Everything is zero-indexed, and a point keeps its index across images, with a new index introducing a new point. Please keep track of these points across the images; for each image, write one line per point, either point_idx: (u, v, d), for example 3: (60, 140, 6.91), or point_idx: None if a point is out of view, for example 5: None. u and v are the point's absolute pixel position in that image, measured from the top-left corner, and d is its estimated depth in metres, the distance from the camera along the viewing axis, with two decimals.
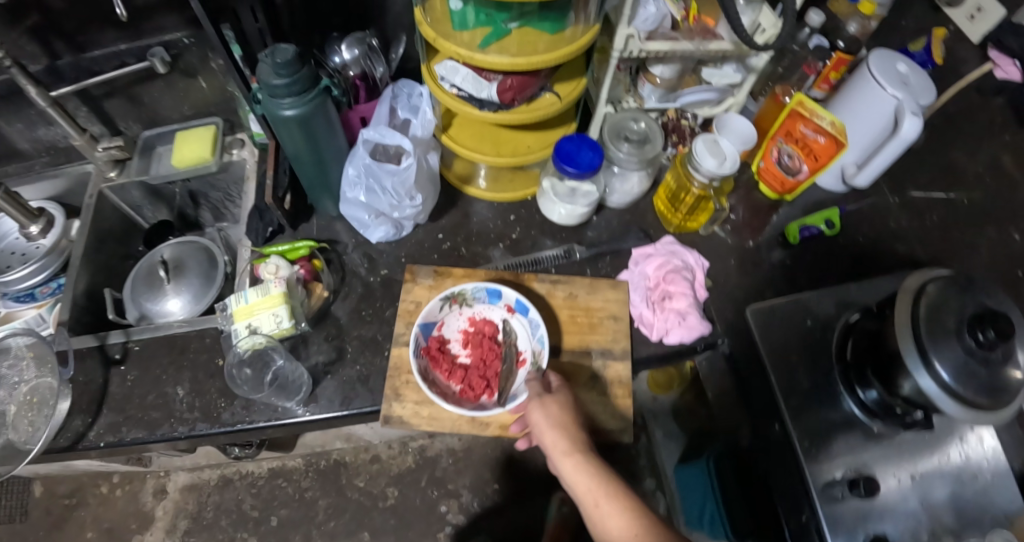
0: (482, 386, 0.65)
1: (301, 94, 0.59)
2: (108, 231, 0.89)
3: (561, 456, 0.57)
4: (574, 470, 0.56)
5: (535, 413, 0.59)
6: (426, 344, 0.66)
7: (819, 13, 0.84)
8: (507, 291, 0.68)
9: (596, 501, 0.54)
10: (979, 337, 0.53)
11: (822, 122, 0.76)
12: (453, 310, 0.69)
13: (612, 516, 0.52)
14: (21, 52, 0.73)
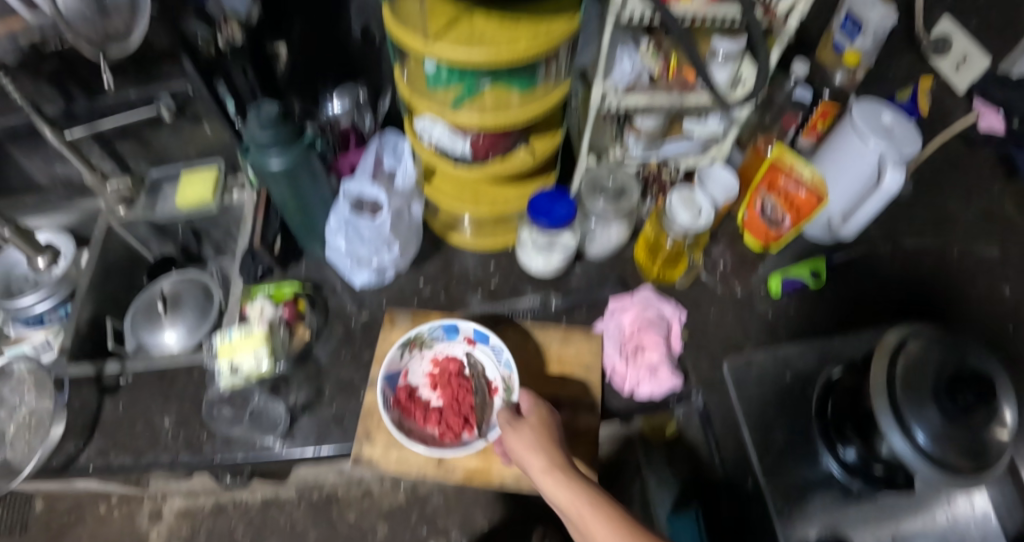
0: (460, 425, 0.67)
1: (286, 146, 0.64)
2: (114, 263, 0.93)
3: (540, 473, 0.55)
4: (556, 485, 0.54)
5: (512, 436, 0.59)
6: (394, 394, 0.68)
7: (805, 65, 0.84)
8: (464, 323, 0.71)
9: (581, 514, 0.51)
10: (957, 401, 0.52)
11: (803, 175, 0.78)
12: (414, 355, 0.71)
13: (596, 527, 0.49)
14: (40, 96, 0.79)
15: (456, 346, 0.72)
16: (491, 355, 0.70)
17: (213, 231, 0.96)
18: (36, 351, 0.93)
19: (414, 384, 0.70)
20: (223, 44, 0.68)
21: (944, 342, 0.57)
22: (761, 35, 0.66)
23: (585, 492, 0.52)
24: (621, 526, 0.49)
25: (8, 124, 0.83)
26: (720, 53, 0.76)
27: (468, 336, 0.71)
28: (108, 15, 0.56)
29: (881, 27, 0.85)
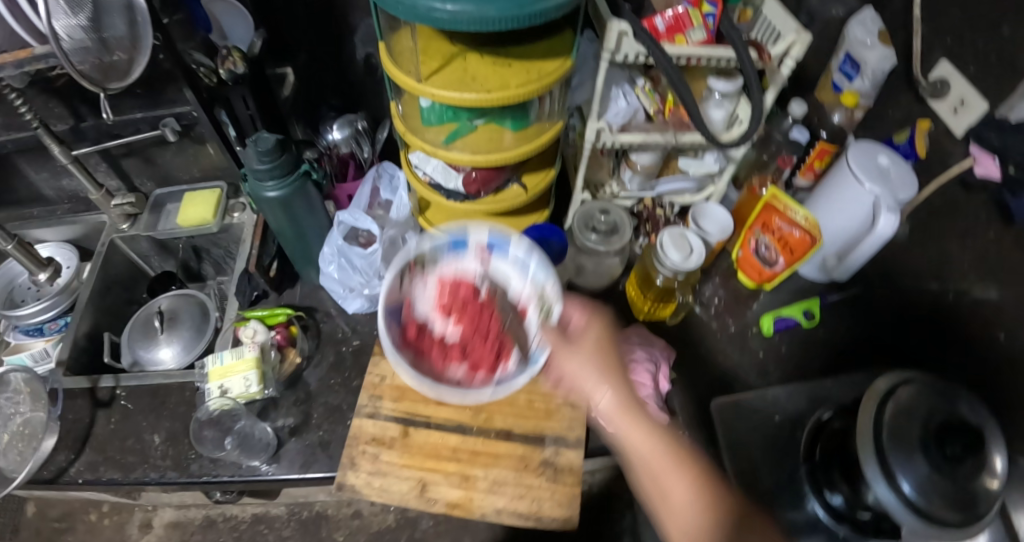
0: (492, 356, 0.55)
1: (283, 177, 0.67)
2: (116, 277, 0.95)
3: (609, 405, 0.49)
4: (627, 427, 0.48)
5: (577, 355, 0.51)
6: (402, 329, 0.57)
7: (803, 104, 0.83)
8: (474, 229, 0.61)
9: (654, 463, 0.46)
10: (945, 451, 0.52)
11: (796, 217, 0.77)
12: (416, 279, 0.60)
13: (676, 484, 0.45)
14: (51, 114, 0.81)
15: (467, 262, 0.62)
16: (512, 271, 0.61)
17: (214, 250, 0.98)
18: (35, 360, 0.93)
19: (423, 311, 0.58)
20: (225, 75, 0.70)
21: (935, 389, 0.57)
22: (755, 78, 0.67)
23: (664, 444, 0.47)
24: (704, 490, 0.44)
25: (17, 139, 0.85)
26: (716, 93, 0.76)
27: (480, 245, 0.62)
28: (110, 50, 0.58)
29: (879, 69, 0.85)
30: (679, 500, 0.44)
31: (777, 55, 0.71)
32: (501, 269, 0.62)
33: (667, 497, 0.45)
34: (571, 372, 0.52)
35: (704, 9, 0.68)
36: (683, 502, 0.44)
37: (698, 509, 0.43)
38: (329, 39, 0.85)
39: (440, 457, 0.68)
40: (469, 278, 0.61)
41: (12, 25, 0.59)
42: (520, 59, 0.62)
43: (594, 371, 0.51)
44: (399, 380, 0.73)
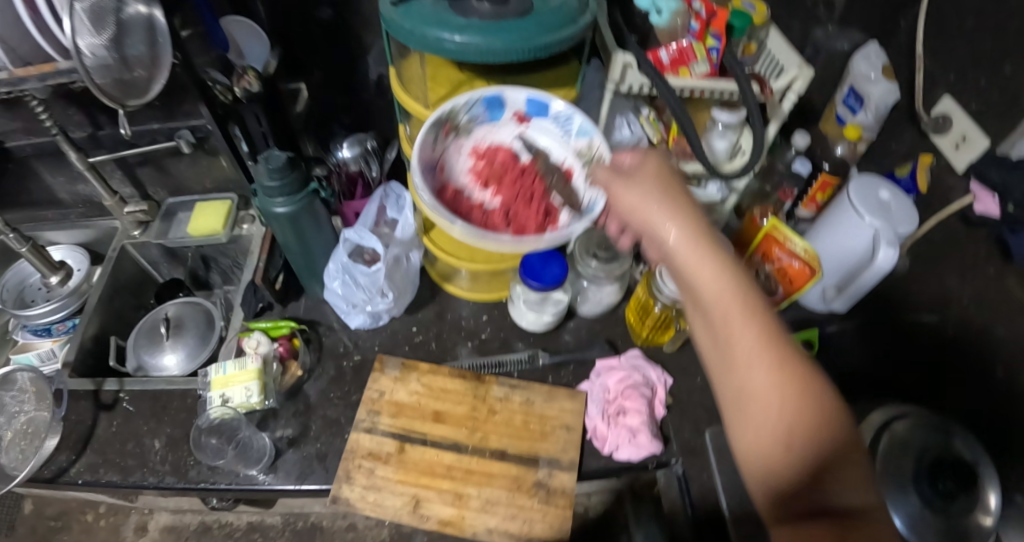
0: (539, 217, 0.64)
1: (292, 195, 0.68)
2: (124, 282, 0.96)
3: (677, 239, 0.47)
4: (694, 261, 0.45)
5: (644, 195, 0.52)
6: (444, 191, 0.65)
7: (806, 137, 0.86)
8: (510, 95, 0.65)
9: (720, 299, 0.43)
10: (938, 486, 0.65)
11: (795, 248, 0.79)
12: (453, 147, 0.67)
13: (737, 323, 0.41)
14: (70, 121, 0.83)
15: (503, 128, 0.68)
16: (550, 134, 0.68)
17: (222, 260, 0.99)
18: (41, 360, 0.94)
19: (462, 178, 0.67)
20: (240, 93, 0.73)
21: (928, 423, 0.69)
22: (758, 113, 0.68)
23: (732, 279, 0.43)
24: (770, 337, 0.40)
25: (36, 144, 0.87)
26: (720, 123, 0.77)
27: (515, 113, 0.67)
28: (131, 68, 0.60)
29: (883, 102, 0.86)
30: (737, 341, 0.41)
31: (779, 89, 0.72)
32: (536, 134, 0.68)
33: (726, 338, 0.42)
34: (629, 204, 0.53)
35: (707, 43, 0.69)
36: (744, 342, 0.40)
37: (757, 352, 0.40)
38: (342, 58, 0.87)
39: (435, 474, 0.69)
40: (506, 145, 0.68)
41: (39, 40, 0.62)
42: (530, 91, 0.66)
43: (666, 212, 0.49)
44: (397, 396, 0.74)
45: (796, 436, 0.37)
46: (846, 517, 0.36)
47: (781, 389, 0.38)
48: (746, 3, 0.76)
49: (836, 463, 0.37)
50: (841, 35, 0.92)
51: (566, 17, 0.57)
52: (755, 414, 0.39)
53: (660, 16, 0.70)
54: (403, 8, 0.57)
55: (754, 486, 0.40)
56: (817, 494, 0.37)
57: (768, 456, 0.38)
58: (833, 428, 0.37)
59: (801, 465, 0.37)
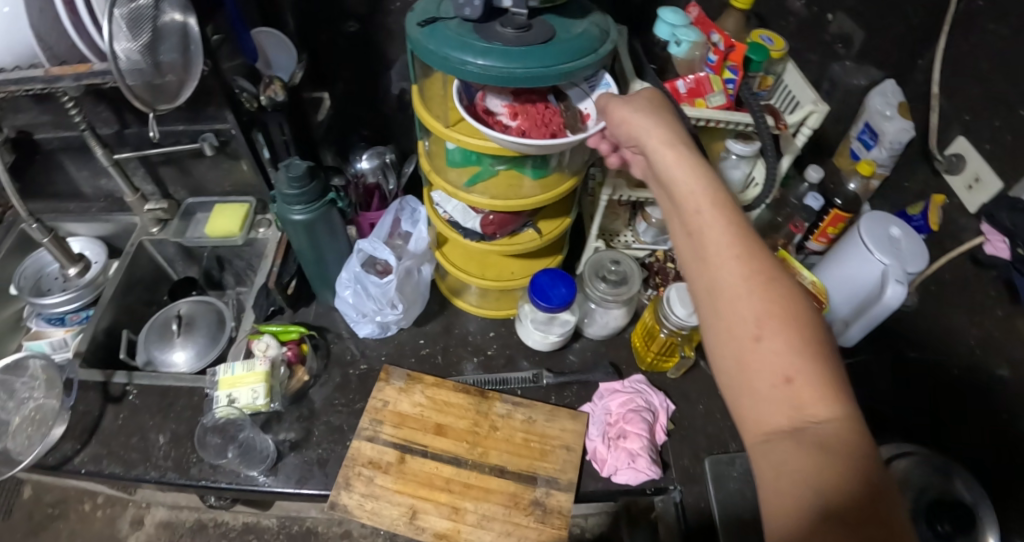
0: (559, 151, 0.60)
1: (310, 203, 0.70)
2: (140, 277, 0.98)
3: (659, 154, 0.50)
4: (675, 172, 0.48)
5: (633, 115, 0.55)
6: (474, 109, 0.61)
7: (818, 171, 0.86)
8: None
9: (694, 199, 0.45)
10: (938, 527, 0.67)
11: (802, 280, 0.81)
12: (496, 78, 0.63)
13: (709, 216, 0.43)
14: (98, 118, 0.86)
15: None
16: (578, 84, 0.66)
17: (236, 262, 1.01)
18: (53, 348, 0.97)
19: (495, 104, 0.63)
20: (266, 101, 0.76)
21: (933, 464, 0.72)
22: (771, 148, 0.69)
23: (706, 182, 0.45)
24: (740, 230, 0.42)
25: (64, 137, 0.90)
26: (733, 154, 0.78)
27: None
28: (163, 74, 0.60)
29: (897, 140, 0.86)
30: (710, 236, 0.42)
31: (794, 123, 0.73)
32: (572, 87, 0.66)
33: (698, 234, 0.43)
34: (621, 124, 0.56)
35: (724, 75, 0.71)
36: (717, 235, 0.42)
37: (728, 249, 0.40)
38: (366, 71, 0.89)
39: (433, 487, 0.69)
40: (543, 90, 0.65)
41: (75, 40, 0.63)
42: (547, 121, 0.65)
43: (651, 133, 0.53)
44: (400, 407, 0.75)
45: (766, 321, 0.36)
46: (821, 426, 0.33)
47: (751, 280, 0.38)
48: (765, 37, 0.77)
49: (809, 355, 0.35)
50: (858, 71, 0.93)
51: (587, 46, 0.58)
52: (727, 304, 0.39)
53: (679, 47, 0.70)
54: (428, 29, 0.58)
55: (730, 389, 0.38)
56: (790, 392, 0.34)
57: (740, 348, 0.37)
58: (802, 316, 0.36)
59: (769, 356, 0.35)
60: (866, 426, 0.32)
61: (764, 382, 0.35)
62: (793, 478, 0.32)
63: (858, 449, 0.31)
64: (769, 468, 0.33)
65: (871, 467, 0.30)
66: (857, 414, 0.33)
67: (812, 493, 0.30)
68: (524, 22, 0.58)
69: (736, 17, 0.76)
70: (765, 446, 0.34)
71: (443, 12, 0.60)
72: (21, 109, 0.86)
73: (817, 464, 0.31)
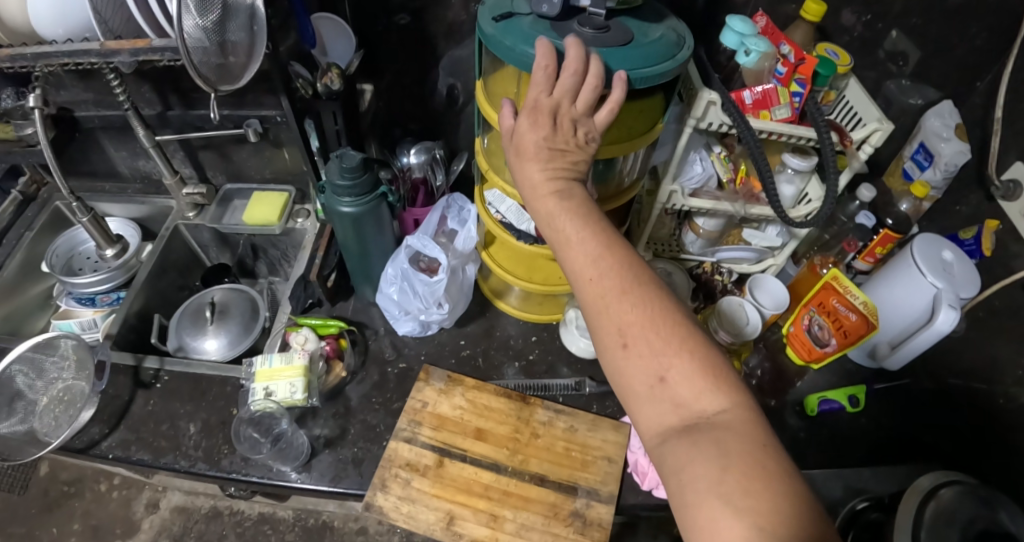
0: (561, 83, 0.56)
1: (360, 196, 0.69)
2: (173, 262, 0.97)
3: (518, 174, 0.51)
4: (533, 188, 0.50)
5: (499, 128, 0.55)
6: None
7: (869, 189, 0.85)
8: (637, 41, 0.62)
9: (553, 218, 0.48)
10: None
11: (855, 301, 0.79)
12: None
13: (570, 234, 0.46)
14: (143, 98, 0.85)
15: None
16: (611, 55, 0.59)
17: (271, 251, 1.01)
18: (82, 328, 0.96)
19: None
20: (321, 88, 0.74)
21: (978, 495, 0.64)
22: (832, 157, 0.67)
23: (562, 196, 0.49)
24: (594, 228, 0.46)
25: (105, 116, 0.89)
26: (789, 168, 0.77)
27: None
28: (225, 54, 0.57)
29: (953, 163, 0.82)
30: (572, 260, 0.46)
31: (859, 139, 0.71)
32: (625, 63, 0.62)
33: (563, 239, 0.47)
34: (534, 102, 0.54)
35: (791, 88, 0.70)
36: (578, 257, 0.45)
37: (588, 253, 0.45)
38: (415, 64, 0.88)
39: (471, 493, 0.67)
40: None
41: (133, 12, 0.58)
42: (622, 139, 0.63)
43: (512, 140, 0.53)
44: (440, 409, 0.74)
45: (630, 332, 0.42)
46: (711, 420, 0.39)
47: (611, 293, 0.43)
48: (830, 51, 0.75)
49: (673, 351, 0.41)
50: (914, 90, 0.90)
51: (665, 51, 0.56)
52: (599, 325, 0.44)
53: (747, 57, 0.68)
54: (502, 24, 0.57)
55: (622, 394, 0.43)
56: (667, 391, 0.40)
57: (617, 362, 0.43)
58: (661, 320, 0.42)
59: (641, 365, 0.41)
60: (746, 409, 0.39)
61: (643, 387, 0.41)
62: (694, 480, 0.37)
63: (745, 436, 0.38)
64: (672, 466, 0.39)
65: (750, 445, 0.37)
66: (733, 399, 0.39)
67: (715, 491, 0.36)
68: (601, 22, 0.56)
69: (804, 28, 0.75)
70: (664, 443, 0.40)
71: (518, 7, 0.59)
72: (64, 85, 0.85)
73: (719, 463, 0.37)
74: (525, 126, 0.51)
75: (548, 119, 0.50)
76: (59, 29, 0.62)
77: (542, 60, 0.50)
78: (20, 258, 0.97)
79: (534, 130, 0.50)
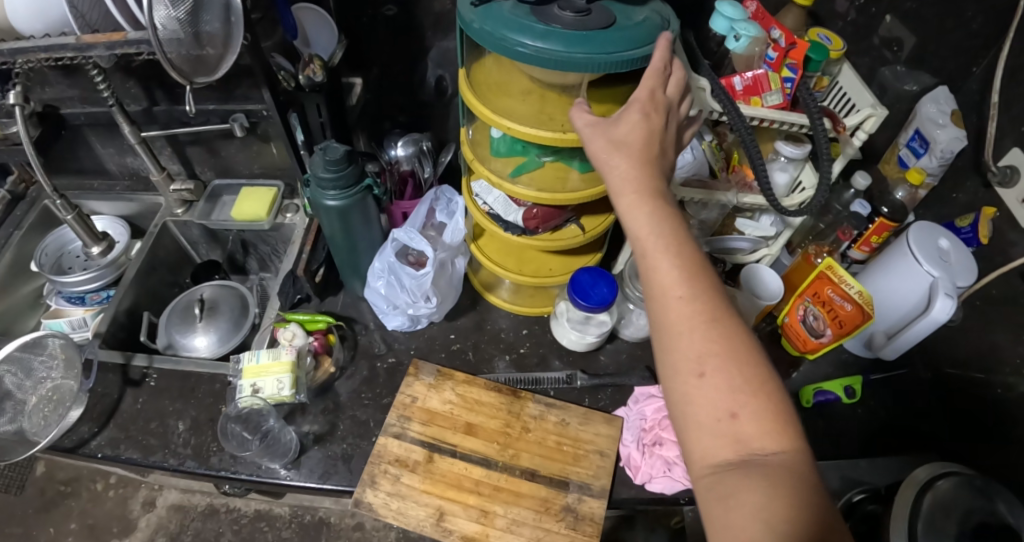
0: None
1: (345, 189, 0.68)
2: (162, 260, 0.96)
3: (608, 167, 0.49)
4: (624, 185, 0.47)
5: (573, 119, 0.53)
6: None
7: (863, 177, 0.85)
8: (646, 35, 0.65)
9: (642, 217, 0.45)
10: None
11: (850, 290, 0.78)
12: None
13: (661, 241, 0.44)
14: (127, 94, 0.83)
15: None
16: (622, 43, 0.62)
17: (261, 246, 1.00)
18: (72, 328, 0.94)
19: None
20: (304, 80, 0.74)
21: (974, 485, 0.63)
22: (824, 141, 0.65)
23: (653, 197, 0.47)
24: (684, 237, 0.44)
25: (90, 113, 0.88)
26: (782, 156, 0.76)
27: None
28: (202, 45, 0.57)
29: (948, 149, 0.81)
30: (659, 268, 0.43)
31: (851, 125, 0.69)
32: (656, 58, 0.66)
33: (655, 242, 0.44)
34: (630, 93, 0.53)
35: (782, 73, 0.69)
36: (666, 268, 0.43)
37: (681, 264, 0.43)
38: (401, 56, 0.87)
39: (462, 488, 0.67)
40: None
41: (108, 5, 0.57)
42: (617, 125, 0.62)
43: (600, 131, 0.51)
44: (429, 403, 0.73)
45: (709, 363, 0.40)
46: (767, 457, 0.37)
47: (697, 317, 0.41)
48: (822, 36, 0.74)
49: (747, 390, 0.39)
50: (909, 76, 0.87)
51: (650, 34, 0.55)
52: (676, 346, 0.41)
53: (738, 42, 0.67)
54: (482, 9, 0.55)
55: (676, 421, 0.41)
56: (734, 426, 0.38)
57: (684, 388, 0.40)
58: (743, 357, 0.40)
59: (713, 395, 0.39)
60: (806, 454, 0.37)
61: (708, 420, 0.39)
62: (740, 507, 0.36)
63: (801, 476, 0.36)
64: (720, 492, 0.37)
65: (805, 486, 0.36)
66: (799, 445, 0.37)
67: (761, 518, 0.35)
68: (584, 6, 0.55)
69: (796, 13, 0.74)
70: (715, 478, 0.38)
71: None
72: (49, 82, 0.84)
73: (767, 492, 0.35)
74: (634, 117, 0.50)
75: (657, 117, 0.50)
76: (38, 24, 0.61)
77: (660, 64, 0.51)
78: (10, 257, 0.96)
79: (641, 127, 0.50)
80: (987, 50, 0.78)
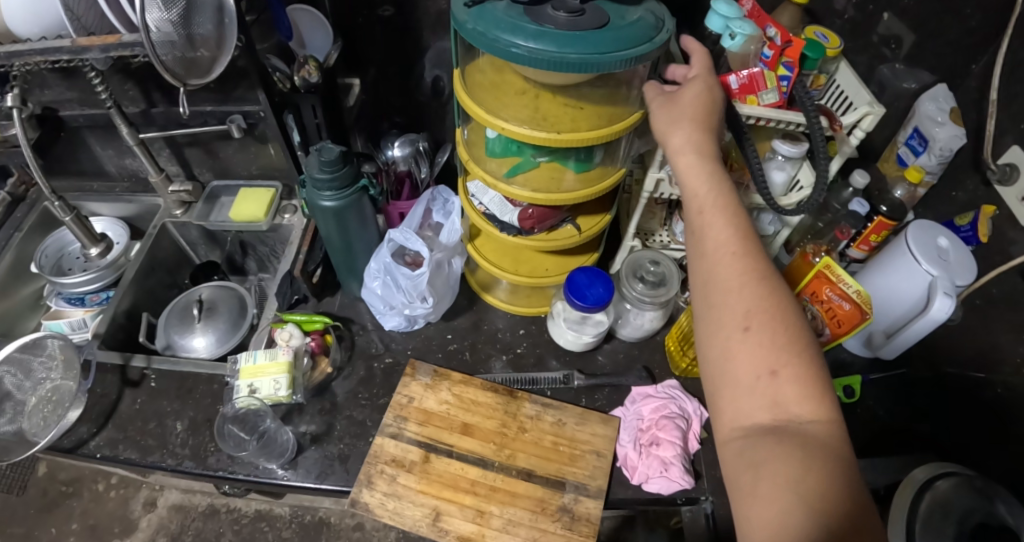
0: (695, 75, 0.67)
1: (341, 190, 0.68)
2: (161, 261, 0.97)
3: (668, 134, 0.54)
4: (685, 149, 0.53)
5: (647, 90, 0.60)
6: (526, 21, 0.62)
7: (860, 176, 0.84)
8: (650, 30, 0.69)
9: (701, 180, 0.50)
10: None
11: (847, 290, 0.77)
12: None
13: (717, 204, 0.49)
14: (125, 96, 0.83)
15: None
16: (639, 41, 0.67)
17: (260, 247, 1.00)
18: (72, 328, 0.94)
19: None
20: (299, 81, 0.73)
21: (974, 486, 0.63)
22: (821, 139, 0.64)
23: (709, 163, 0.52)
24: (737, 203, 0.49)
25: (89, 115, 0.87)
26: (779, 155, 0.76)
27: None
28: (195, 47, 0.57)
29: (947, 147, 0.81)
30: (715, 226, 0.47)
31: (849, 124, 0.69)
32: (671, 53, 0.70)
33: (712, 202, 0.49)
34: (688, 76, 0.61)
35: (779, 72, 0.68)
36: (720, 226, 0.47)
37: (734, 225, 0.47)
38: (399, 56, 0.87)
39: (458, 489, 0.66)
40: None
41: (103, 8, 0.57)
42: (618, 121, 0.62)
43: (662, 105, 0.57)
44: (426, 404, 0.73)
45: (756, 318, 0.42)
46: (802, 423, 0.39)
47: (747, 272, 0.44)
48: (819, 34, 0.74)
49: (789, 349, 0.41)
50: (908, 74, 0.86)
51: (644, 34, 0.55)
52: (724, 300, 0.44)
53: (733, 40, 0.67)
54: (475, 9, 0.55)
55: (715, 381, 0.44)
56: (773, 386, 0.40)
57: (729, 342, 0.43)
58: (788, 317, 0.42)
59: (755, 352, 0.41)
60: (840, 426, 0.38)
61: (749, 378, 0.41)
62: (771, 478, 0.37)
63: (834, 445, 0.37)
64: (752, 459, 0.38)
65: (842, 454, 0.37)
66: (834, 416, 0.38)
67: (794, 490, 0.35)
68: (578, 6, 0.55)
69: (792, 11, 0.74)
70: (752, 440, 0.40)
71: None
72: (46, 84, 0.84)
73: (801, 458, 0.36)
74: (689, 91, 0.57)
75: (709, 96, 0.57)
76: (34, 27, 0.61)
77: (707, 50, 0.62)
78: (10, 259, 0.97)
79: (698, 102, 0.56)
80: (985, 48, 0.77)
